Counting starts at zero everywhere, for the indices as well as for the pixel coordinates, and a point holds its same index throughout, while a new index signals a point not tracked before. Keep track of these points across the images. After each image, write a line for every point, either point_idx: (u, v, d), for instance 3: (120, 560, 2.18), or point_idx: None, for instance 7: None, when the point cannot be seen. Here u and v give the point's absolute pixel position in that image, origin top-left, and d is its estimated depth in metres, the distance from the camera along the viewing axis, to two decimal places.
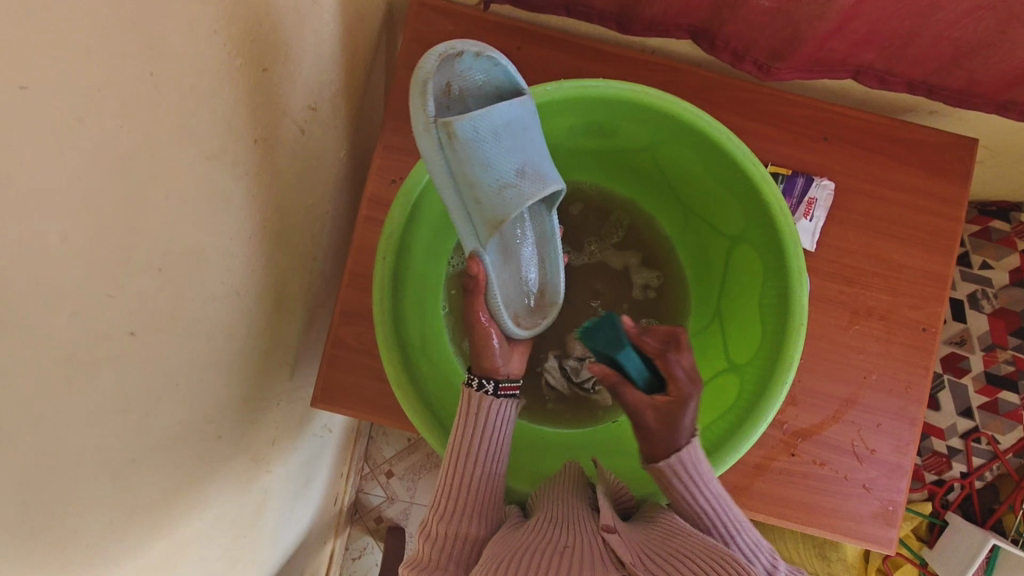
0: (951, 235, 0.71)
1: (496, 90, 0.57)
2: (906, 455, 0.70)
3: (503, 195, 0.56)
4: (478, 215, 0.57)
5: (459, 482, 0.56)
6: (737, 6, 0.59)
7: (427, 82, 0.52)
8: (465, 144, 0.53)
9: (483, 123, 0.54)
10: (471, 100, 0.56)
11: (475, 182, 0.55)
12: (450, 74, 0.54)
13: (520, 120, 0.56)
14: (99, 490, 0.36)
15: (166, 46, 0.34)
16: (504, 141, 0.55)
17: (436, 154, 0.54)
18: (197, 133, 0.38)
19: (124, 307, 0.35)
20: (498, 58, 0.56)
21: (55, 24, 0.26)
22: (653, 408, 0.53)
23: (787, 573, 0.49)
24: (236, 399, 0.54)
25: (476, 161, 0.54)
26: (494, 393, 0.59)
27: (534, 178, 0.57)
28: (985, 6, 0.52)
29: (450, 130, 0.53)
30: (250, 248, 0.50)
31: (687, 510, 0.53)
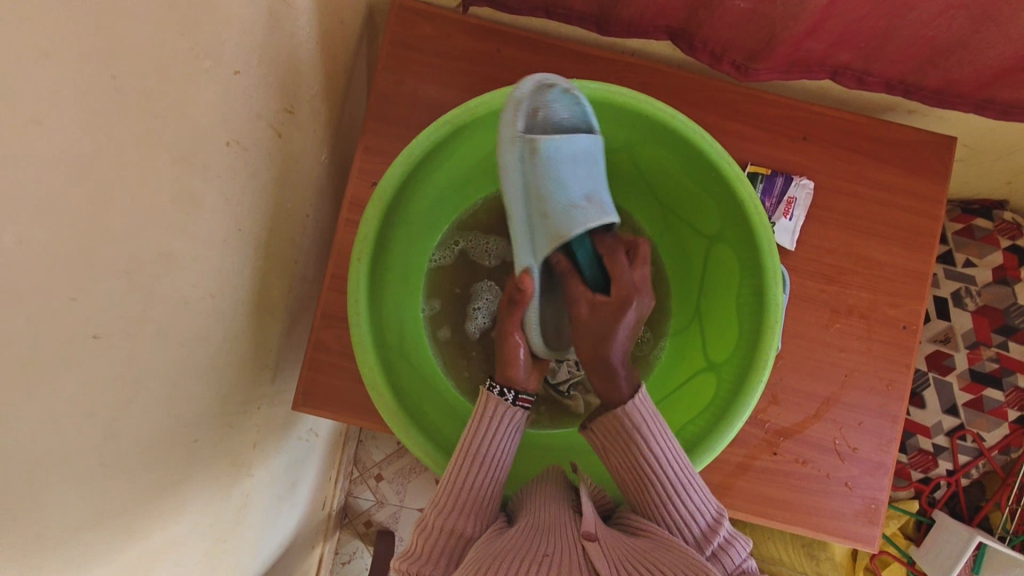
0: (930, 233, 0.72)
1: (573, 126, 0.60)
2: (887, 452, 0.70)
3: (567, 215, 0.59)
4: (539, 233, 0.60)
5: (460, 486, 0.55)
6: (713, 7, 0.59)
7: (520, 102, 0.57)
8: (543, 161, 0.57)
9: (564, 144, 0.58)
10: (550, 126, 0.59)
11: (546, 198, 0.59)
12: (542, 101, 0.58)
13: (591, 154, 0.61)
14: (66, 493, 0.36)
15: (128, 47, 0.33)
16: (576, 168, 0.59)
17: (515, 164, 0.58)
18: (164, 135, 0.38)
19: (86, 310, 0.34)
20: (581, 98, 0.60)
21: (8, 26, 0.26)
22: (589, 304, 0.59)
23: (726, 533, 0.52)
24: (213, 402, 0.54)
25: (550, 178, 0.58)
26: (512, 401, 0.59)
27: (599, 205, 0.60)
28: (958, 6, 0.53)
29: (533, 147, 0.57)
30: (224, 251, 0.50)
31: (636, 468, 0.54)
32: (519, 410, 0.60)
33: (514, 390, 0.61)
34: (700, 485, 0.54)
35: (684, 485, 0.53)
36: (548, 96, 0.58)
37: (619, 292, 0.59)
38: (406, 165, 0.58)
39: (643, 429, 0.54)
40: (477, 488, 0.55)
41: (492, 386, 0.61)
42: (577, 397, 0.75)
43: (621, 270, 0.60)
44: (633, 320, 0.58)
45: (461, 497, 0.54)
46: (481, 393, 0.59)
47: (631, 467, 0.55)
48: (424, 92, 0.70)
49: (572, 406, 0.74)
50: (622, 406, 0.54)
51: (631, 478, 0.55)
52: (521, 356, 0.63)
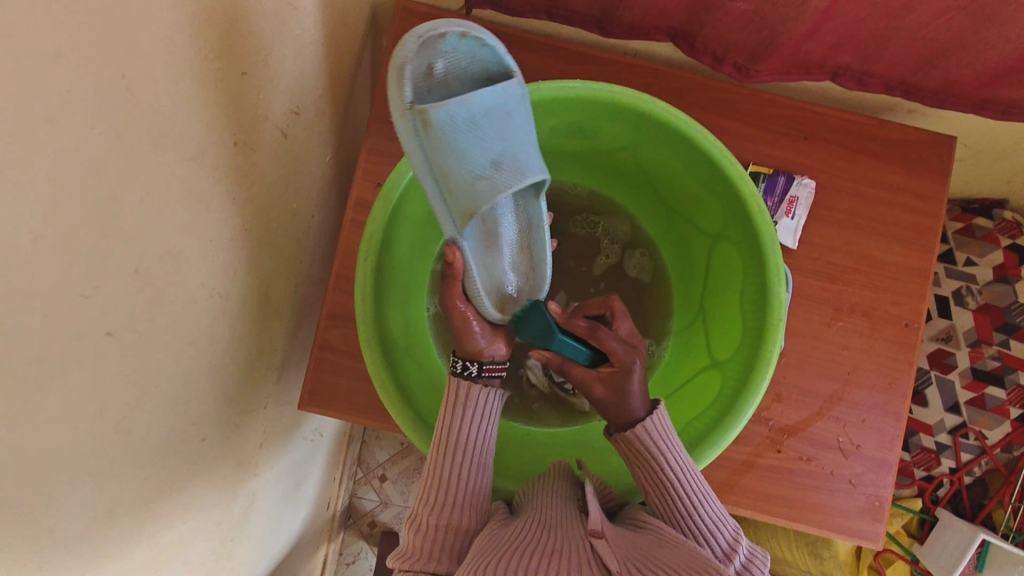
0: (932, 232, 0.72)
1: (482, 69, 0.55)
2: (891, 450, 0.70)
3: (476, 186, 0.55)
4: (452, 204, 0.56)
5: (445, 480, 0.56)
6: (714, 9, 0.60)
7: (403, 63, 0.51)
8: (438, 133, 0.52)
9: (460, 112, 0.52)
10: (456, 83, 0.55)
11: (451, 172, 0.54)
12: (433, 58, 0.53)
13: (500, 108, 0.54)
14: (78, 488, 0.37)
15: (138, 48, 0.34)
16: (482, 129, 0.54)
17: (414, 140, 0.53)
18: (174, 135, 0.39)
19: (99, 307, 0.35)
20: (486, 39, 0.54)
21: (24, 29, 0.26)
22: (600, 381, 0.60)
23: (746, 548, 0.53)
24: (221, 401, 0.54)
25: (449, 150, 0.53)
26: (477, 374, 0.60)
27: (510, 171, 0.56)
28: (956, 7, 0.53)
29: (425, 117, 0.52)
30: (231, 251, 0.50)
31: (659, 487, 0.55)
32: (491, 390, 0.60)
33: (479, 362, 0.62)
34: (714, 496, 0.56)
35: (702, 497, 0.55)
36: (439, 47, 0.52)
37: (620, 361, 0.59)
38: (411, 167, 0.59)
39: (663, 445, 0.56)
40: (461, 483, 0.56)
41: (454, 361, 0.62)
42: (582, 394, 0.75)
43: (609, 342, 0.60)
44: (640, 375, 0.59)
45: (449, 491, 0.55)
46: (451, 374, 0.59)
47: (654, 482, 0.56)
48: None
49: (576, 403, 0.74)
50: (639, 424, 0.56)
51: (655, 493, 0.56)
52: (474, 328, 0.63)
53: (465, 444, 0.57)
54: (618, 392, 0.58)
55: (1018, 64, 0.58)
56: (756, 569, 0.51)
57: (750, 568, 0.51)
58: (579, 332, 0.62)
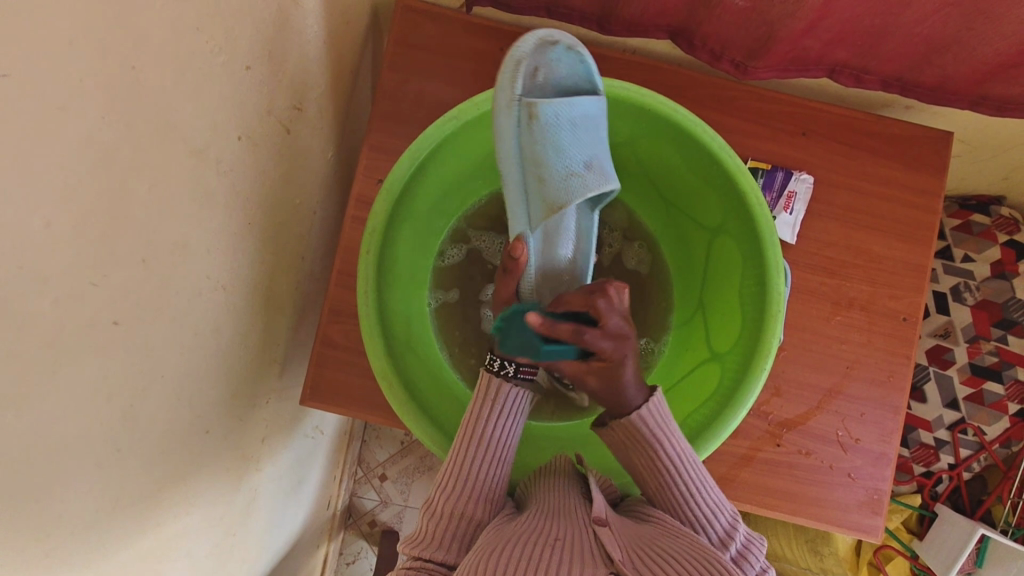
0: (929, 227, 0.73)
1: (574, 85, 0.58)
2: (890, 443, 0.71)
3: (566, 183, 0.57)
4: (535, 199, 0.59)
5: (462, 470, 0.56)
6: (713, 7, 0.60)
7: (520, 61, 0.55)
8: (544, 126, 0.56)
9: (563, 109, 0.56)
10: (549, 88, 0.57)
11: (542, 165, 0.57)
12: (542, 59, 0.56)
13: (595, 117, 0.58)
14: (83, 477, 0.37)
15: (147, 40, 0.34)
16: (580, 132, 0.57)
17: (512, 130, 0.56)
18: (181, 127, 0.39)
19: (108, 295, 0.35)
20: (586, 56, 0.57)
21: (34, 21, 0.27)
22: (593, 374, 0.57)
23: (745, 534, 0.53)
24: (224, 395, 0.54)
25: (548, 144, 0.56)
26: (514, 374, 0.61)
27: (599, 173, 0.58)
28: (952, 4, 0.54)
29: (532, 111, 0.55)
30: (235, 245, 0.51)
31: (655, 471, 0.56)
32: (522, 389, 0.60)
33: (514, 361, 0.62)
34: (712, 485, 0.56)
35: (699, 484, 0.55)
36: (550, 54, 0.56)
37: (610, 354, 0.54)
38: (413, 161, 0.60)
39: (662, 433, 0.56)
40: (480, 475, 0.56)
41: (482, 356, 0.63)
42: (583, 390, 0.73)
43: (597, 343, 0.53)
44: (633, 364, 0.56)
45: (467, 482, 0.55)
46: (481, 372, 0.60)
47: (652, 469, 0.56)
48: (429, 91, 0.71)
49: (577, 399, 0.73)
50: (634, 412, 0.56)
51: (653, 480, 0.56)
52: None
53: (489, 437, 0.58)
54: (611, 384, 0.56)
55: (1013, 60, 0.59)
56: (752, 557, 0.51)
57: (745, 556, 0.51)
58: (562, 335, 0.52)
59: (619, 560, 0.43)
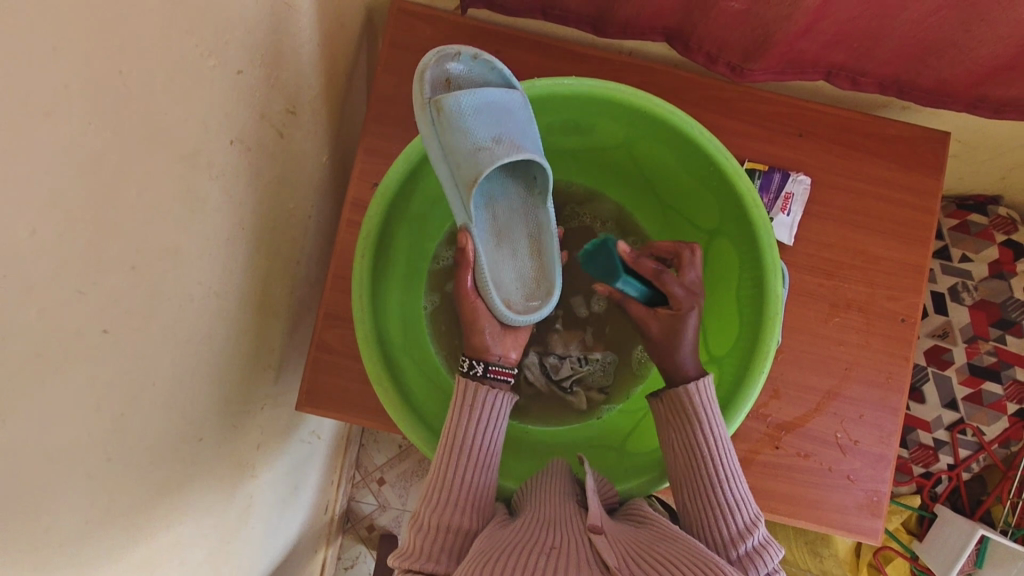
0: (926, 227, 0.72)
1: (486, 83, 0.59)
2: (888, 445, 0.70)
3: (478, 157, 0.55)
4: (463, 184, 0.57)
5: (448, 481, 0.55)
6: (708, 9, 0.60)
7: (424, 71, 0.56)
8: (451, 115, 0.55)
9: (465, 97, 0.55)
10: (464, 91, 0.58)
11: (456, 150, 0.55)
12: (448, 69, 0.57)
13: (505, 101, 0.57)
14: (73, 487, 0.36)
15: (135, 45, 0.34)
16: (486, 114, 0.56)
17: (428, 131, 0.56)
18: (170, 133, 0.39)
19: (96, 303, 0.35)
20: (494, 61, 0.58)
21: (16, 32, 0.26)
22: (657, 319, 0.60)
23: (764, 532, 0.53)
24: (217, 402, 0.54)
25: (461, 130, 0.55)
26: (482, 373, 0.60)
27: (509, 144, 0.56)
28: (947, 6, 0.53)
29: (439, 107, 0.55)
30: (227, 250, 0.50)
31: (691, 451, 0.55)
32: (501, 392, 0.60)
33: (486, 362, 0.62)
34: (742, 478, 0.55)
35: (731, 475, 0.54)
36: (452, 63, 0.57)
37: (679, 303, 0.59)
38: (408, 163, 0.59)
39: (707, 413, 0.55)
40: (466, 485, 0.56)
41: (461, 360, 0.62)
42: (580, 392, 0.74)
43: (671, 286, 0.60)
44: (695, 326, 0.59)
45: (454, 492, 0.55)
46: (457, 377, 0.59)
47: (687, 446, 0.56)
48: None
49: (575, 401, 0.74)
50: (691, 385, 0.56)
51: (685, 462, 0.56)
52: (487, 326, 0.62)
53: (473, 445, 0.58)
54: (672, 335, 0.59)
55: (1010, 62, 0.58)
56: (763, 559, 0.51)
57: (753, 559, 0.51)
58: (644, 274, 0.62)
59: (615, 564, 0.43)
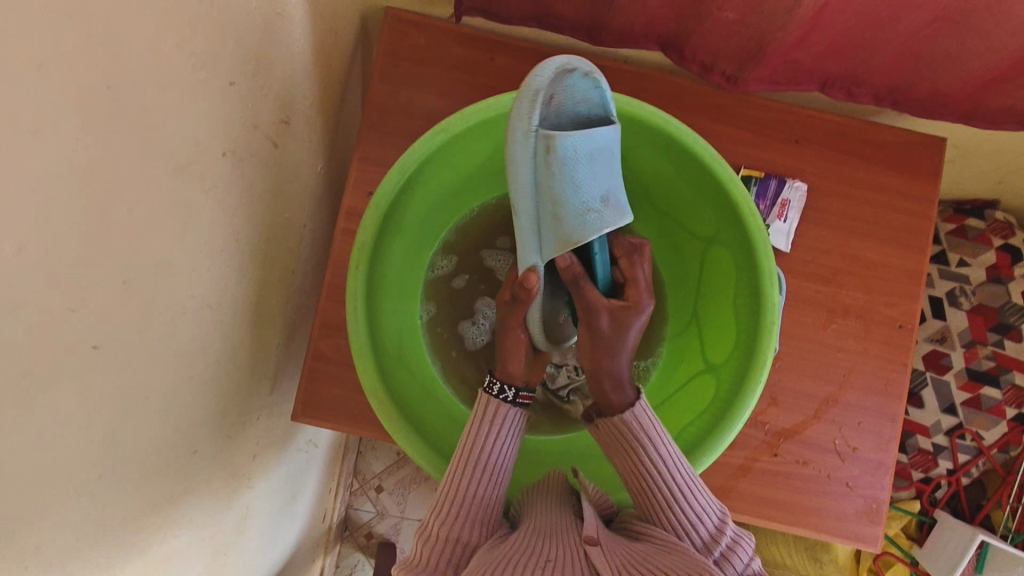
0: (924, 233, 0.72)
1: (589, 109, 0.54)
2: (887, 452, 0.70)
3: (584, 219, 0.54)
4: (547, 233, 0.54)
5: (458, 494, 0.55)
6: (702, 18, 0.60)
7: (538, 91, 0.49)
8: (562, 161, 0.50)
9: (581, 142, 0.51)
10: (565, 113, 0.53)
11: (562, 202, 0.52)
12: (558, 86, 0.51)
13: (609, 147, 0.55)
14: (66, 503, 0.36)
15: (124, 61, 0.34)
16: (595, 165, 0.54)
17: (528, 161, 0.50)
18: (162, 147, 0.39)
19: (85, 319, 0.35)
20: (601, 81, 0.53)
21: (1, 57, 0.26)
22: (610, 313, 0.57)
23: (734, 534, 0.53)
24: (212, 414, 0.53)
25: (568, 180, 0.51)
26: (512, 400, 0.59)
27: (615, 208, 0.56)
28: (942, 18, 0.53)
29: (550, 144, 0.50)
30: (221, 262, 0.50)
31: (641, 471, 0.55)
32: (519, 409, 0.60)
33: (515, 387, 0.61)
34: (704, 488, 0.55)
35: (686, 488, 0.54)
36: (567, 81, 0.51)
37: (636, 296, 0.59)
38: (402, 174, 0.59)
39: (651, 435, 0.55)
40: (478, 498, 0.55)
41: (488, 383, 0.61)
42: (577, 401, 0.75)
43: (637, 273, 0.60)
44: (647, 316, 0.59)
45: (466, 506, 0.55)
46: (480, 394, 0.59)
47: (636, 471, 0.55)
48: (418, 103, 0.71)
49: (571, 409, 0.74)
50: (625, 412, 0.56)
51: (636, 484, 0.55)
52: (522, 351, 0.62)
53: (486, 459, 0.57)
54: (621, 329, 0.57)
55: (1005, 74, 0.58)
56: (738, 557, 0.50)
57: (730, 558, 0.50)
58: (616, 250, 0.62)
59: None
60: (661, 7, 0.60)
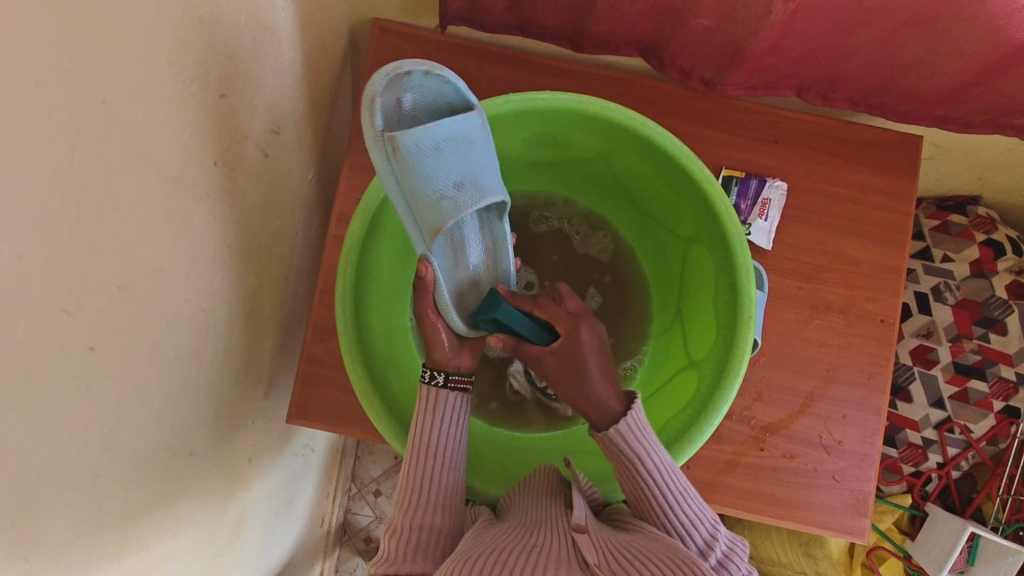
0: (903, 229, 0.74)
1: (445, 103, 0.57)
2: (872, 444, 0.71)
3: (440, 206, 0.58)
4: (423, 226, 0.58)
5: (417, 483, 0.56)
6: (679, 25, 0.61)
7: (374, 97, 0.52)
8: (408, 159, 0.54)
9: (425, 138, 0.54)
10: (424, 112, 0.56)
11: (417, 195, 0.56)
12: (400, 93, 0.54)
13: (467, 135, 0.57)
14: (65, 501, 0.37)
15: (117, 76, 0.36)
16: (446, 155, 0.56)
17: (383, 166, 0.54)
18: (154, 157, 0.40)
19: (83, 323, 0.36)
20: (448, 75, 0.55)
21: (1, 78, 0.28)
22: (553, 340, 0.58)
23: (727, 537, 0.54)
24: (207, 417, 0.55)
25: (419, 174, 0.55)
26: (445, 384, 0.60)
27: (472, 191, 0.59)
28: (909, 24, 0.55)
29: (395, 144, 0.53)
30: (213, 269, 0.51)
31: (637, 483, 0.55)
32: (458, 394, 0.61)
33: (444, 371, 0.61)
34: (695, 496, 0.56)
35: (683, 497, 0.55)
36: (406, 83, 0.54)
37: (562, 324, 0.60)
38: (387, 179, 0.61)
39: (641, 449, 0.55)
40: (432, 485, 0.57)
41: (424, 371, 0.61)
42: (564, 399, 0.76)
43: (553, 307, 0.61)
44: (591, 347, 0.59)
45: (426, 492, 0.56)
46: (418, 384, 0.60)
47: (633, 482, 0.56)
48: None
49: (559, 408, 0.75)
50: (610, 429, 0.55)
51: (633, 492, 0.56)
52: (442, 333, 0.63)
53: (436, 445, 0.58)
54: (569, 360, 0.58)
55: (975, 79, 0.60)
56: (735, 562, 0.52)
57: (728, 563, 0.52)
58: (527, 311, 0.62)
59: (595, 563, 0.44)
60: (639, 15, 0.62)
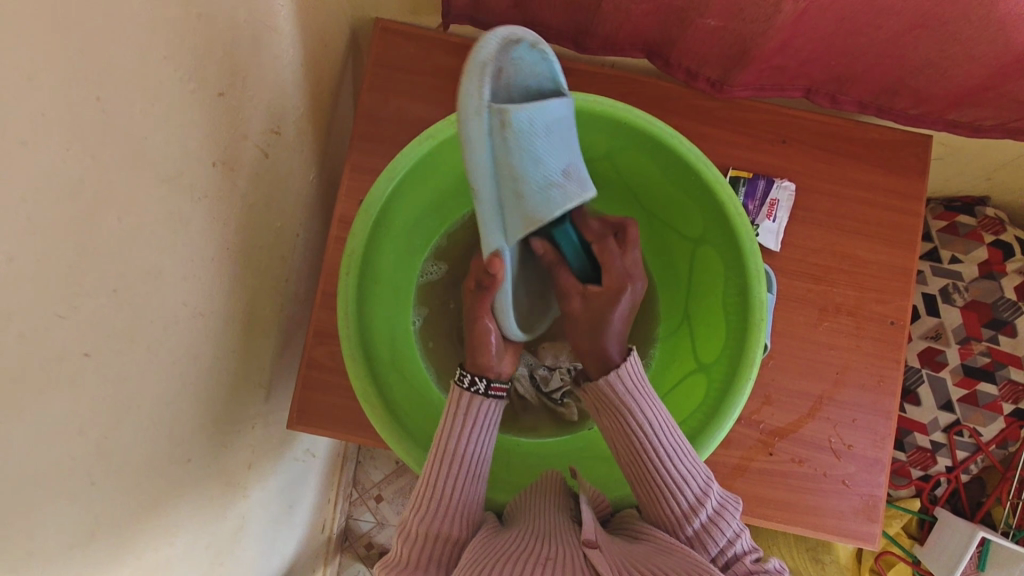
0: (913, 230, 0.73)
1: (538, 83, 0.52)
2: (883, 449, 0.70)
3: (549, 194, 0.51)
4: (511, 212, 0.51)
5: (435, 491, 0.55)
6: (685, 26, 0.61)
7: (487, 63, 0.45)
8: (520, 136, 0.47)
9: (535, 116, 0.49)
10: (516, 87, 0.49)
11: (522, 179, 0.49)
12: (507, 57, 0.47)
13: (563, 121, 0.53)
14: (59, 511, 0.36)
15: (110, 71, 0.34)
16: (553, 139, 0.51)
17: (483, 139, 0.46)
18: (150, 156, 0.39)
19: (77, 328, 0.35)
20: (548, 53, 0.51)
21: None
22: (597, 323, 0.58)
23: (719, 494, 0.54)
24: (206, 422, 0.54)
25: (526, 155, 0.48)
26: (485, 391, 0.60)
27: (578, 180, 0.54)
28: (920, 25, 0.54)
29: (506, 118, 0.46)
30: (211, 272, 0.50)
31: (627, 431, 0.56)
32: (495, 402, 0.60)
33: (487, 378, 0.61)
34: (688, 452, 0.56)
35: (674, 451, 0.55)
36: (515, 52, 0.48)
37: (612, 282, 0.59)
38: (391, 180, 0.60)
39: (633, 399, 0.56)
40: (457, 494, 0.56)
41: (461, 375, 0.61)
42: (570, 403, 0.75)
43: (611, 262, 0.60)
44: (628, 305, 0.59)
45: (443, 500, 0.55)
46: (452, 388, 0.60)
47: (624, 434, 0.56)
48: (408, 110, 0.72)
49: (565, 412, 0.75)
50: (603, 379, 0.57)
51: (625, 447, 0.57)
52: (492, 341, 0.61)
53: (466, 453, 0.58)
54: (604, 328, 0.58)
55: (986, 83, 0.58)
56: (722, 522, 0.51)
57: (714, 523, 0.51)
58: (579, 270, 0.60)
59: None
60: (645, 15, 0.61)
